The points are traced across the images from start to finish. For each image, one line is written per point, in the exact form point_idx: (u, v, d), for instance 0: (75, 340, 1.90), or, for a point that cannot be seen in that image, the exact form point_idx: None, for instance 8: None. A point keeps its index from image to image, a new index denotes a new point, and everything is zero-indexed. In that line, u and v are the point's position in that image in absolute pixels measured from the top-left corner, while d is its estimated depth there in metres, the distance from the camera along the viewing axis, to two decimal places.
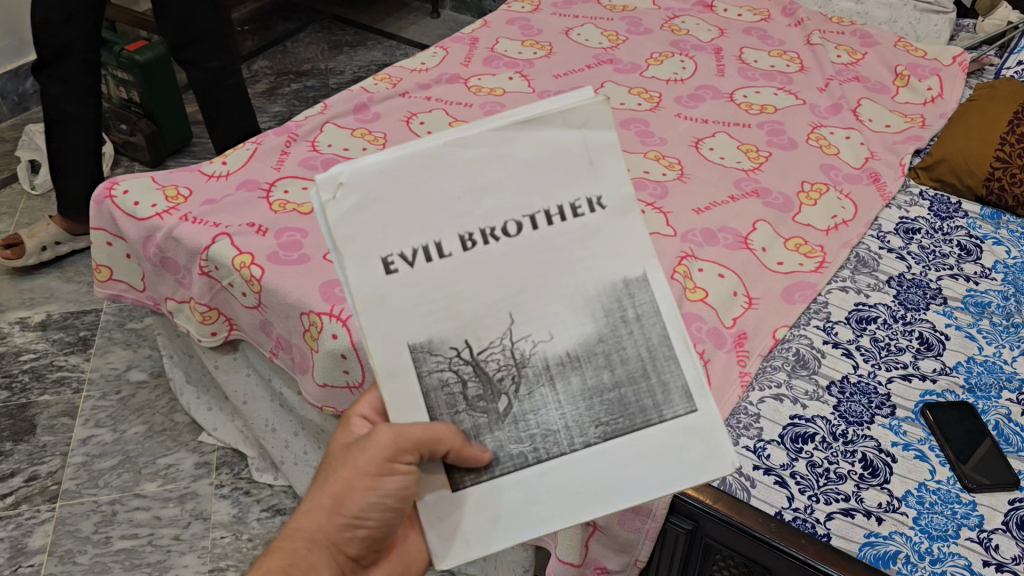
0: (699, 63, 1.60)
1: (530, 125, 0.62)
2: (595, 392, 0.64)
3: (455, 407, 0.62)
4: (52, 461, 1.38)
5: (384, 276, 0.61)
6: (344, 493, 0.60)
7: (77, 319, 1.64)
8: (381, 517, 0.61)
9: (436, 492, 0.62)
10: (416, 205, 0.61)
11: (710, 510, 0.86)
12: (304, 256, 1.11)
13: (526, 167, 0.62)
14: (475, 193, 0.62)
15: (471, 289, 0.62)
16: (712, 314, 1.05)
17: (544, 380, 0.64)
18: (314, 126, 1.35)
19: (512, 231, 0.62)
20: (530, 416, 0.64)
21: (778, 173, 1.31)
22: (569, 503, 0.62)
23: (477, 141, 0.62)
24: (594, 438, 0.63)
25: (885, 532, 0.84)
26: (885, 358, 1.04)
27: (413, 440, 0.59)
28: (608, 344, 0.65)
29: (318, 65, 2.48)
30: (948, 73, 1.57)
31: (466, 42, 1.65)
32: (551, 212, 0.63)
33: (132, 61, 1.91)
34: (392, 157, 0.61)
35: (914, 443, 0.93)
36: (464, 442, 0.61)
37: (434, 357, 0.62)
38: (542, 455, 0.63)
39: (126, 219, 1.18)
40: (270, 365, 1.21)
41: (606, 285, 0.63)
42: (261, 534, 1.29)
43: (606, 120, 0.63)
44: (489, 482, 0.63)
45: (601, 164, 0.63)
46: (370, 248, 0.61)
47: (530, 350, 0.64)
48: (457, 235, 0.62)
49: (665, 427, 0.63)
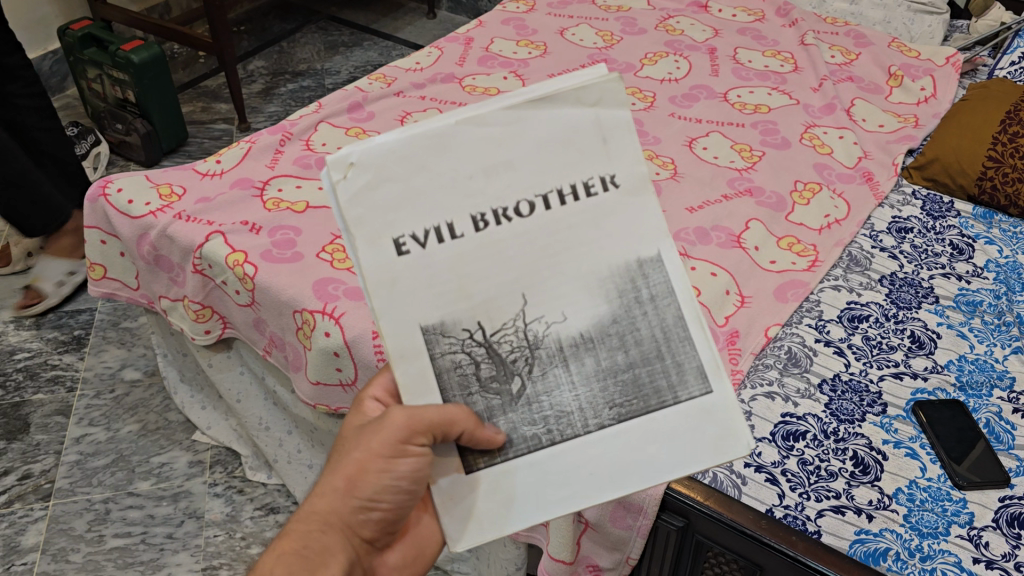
0: (694, 63, 1.60)
1: (542, 104, 0.64)
2: (609, 373, 0.67)
3: (468, 389, 0.64)
4: (46, 459, 1.37)
5: (396, 257, 0.62)
6: (356, 475, 0.62)
7: (71, 318, 1.64)
8: (394, 500, 0.63)
9: (450, 475, 0.64)
10: (428, 185, 0.62)
11: (701, 507, 0.85)
12: (298, 254, 1.11)
13: (538, 146, 0.63)
14: (487, 173, 0.63)
15: (483, 270, 0.63)
16: (705, 313, 1.05)
17: (558, 361, 0.66)
18: (308, 125, 1.35)
19: (524, 211, 0.63)
20: (543, 398, 0.66)
21: (770, 173, 1.32)
22: (583, 485, 0.64)
23: (489, 120, 0.63)
24: (608, 419, 0.66)
25: (876, 529, 0.84)
26: (877, 356, 1.04)
27: (429, 422, 0.61)
28: (621, 326, 0.67)
29: (314, 66, 2.48)
30: (942, 74, 1.58)
31: (461, 42, 1.65)
32: (563, 191, 0.64)
33: (127, 60, 1.90)
34: (404, 137, 0.62)
35: (905, 440, 0.93)
36: (477, 424, 0.63)
37: (447, 339, 0.63)
38: (556, 437, 0.65)
39: (120, 218, 1.18)
40: (264, 363, 1.21)
41: (621, 265, 0.65)
42: (254, 532, 1.29)
43: (620, 98, 0.64)
44: (503, 463, 0.64)
45: (613, 142, 0.64)
46: (381, 229, 0.62)
47: (543, 331, 0.65)
48: (468, 216, 0.63)
49: (679, 409, 0.65)
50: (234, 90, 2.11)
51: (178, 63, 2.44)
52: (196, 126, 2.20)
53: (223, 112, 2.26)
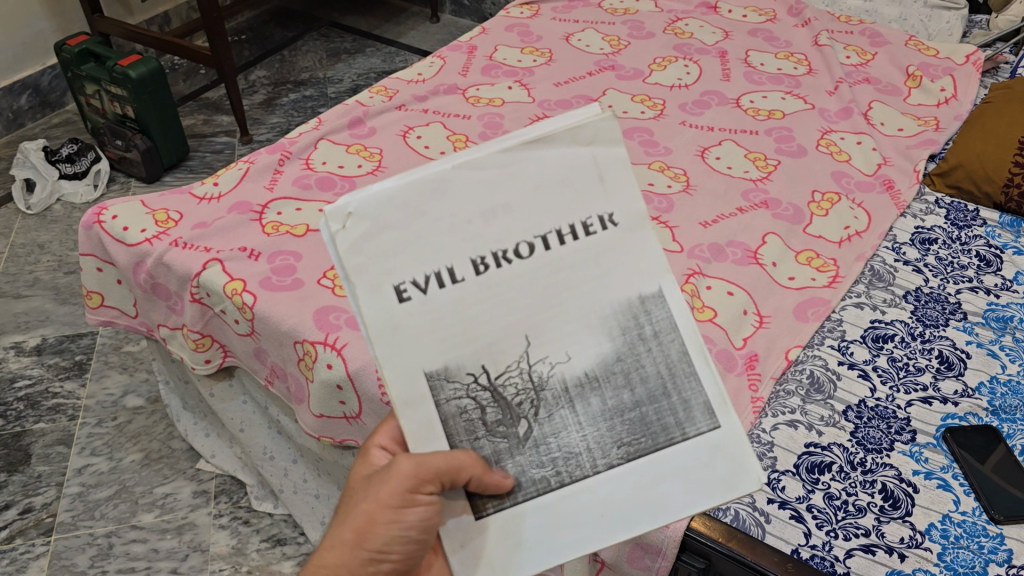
0: (704, 68, 1.55)
1: (539, 145, 0.61)
2: (616, 412, 0.64)
3: (475, 434, 0.62)
4: (47, 492, 1.35)
5: (397, 305, 0.60)
6: (365, 527, 0.61)
7: (72, 343, 1.61)
8: (404, 551, 0.62)
9: (457, 519, 0.62)
10: (425, 231, 0.61)
11: (723, 549, 0.81)
12: (298, 280, 1.08)
13: (534, 187, 0.62)
14: (485, 216, 0.61)
15: (486, 314, 0.61)
16: (722, 335, 1.01)
17: (564, 403, 0.64)
18: (308, 143, 1.31)
19: (525, 252, 0.62)
20: (551, 440, 0.64)
21: (787, 183, 1.27)
22: (593, 526, 0.62)
23: (485, 164, 0.61)
24: (616, 459, 0.63)
25: (909, 570, 0.80)
26: (904, 379, 0.99)
27: (435, 470, 0.59)
28: (626, 363, 0.65)
29: (317, 74, 2.45)
30: (962, 72, 1.53)
31: (464, 51, 1.60)
32: (562, 231, 0.62)
33: (124, 75, 1.87)
34: (400, 184, 0.61)
35: (937, 471, 0.89)
36: (486, 469, 0.61)
37: (451, 384, 0.61)
38: (565, 479, 0.63)
39: (115, 245, 1.14)
40: (267, 393, 1.18)
41: (623, 303, 0.63)
42: (261, 565, 1.26)
43: (615, 134, 0.62)
44: (512, 508, 0.62)
45: (611, 179, 0.62)
46: (381, 276, 0.60)
47: (548, 372, 0.64)
48: (469, 260, 0.61)
49: (688, 446, 0.63)
50: (235, 102, 2.07)
51: (179, 75, 2.41)
52: (198, 139, 2.17)
53: (225, 124, 2.23)
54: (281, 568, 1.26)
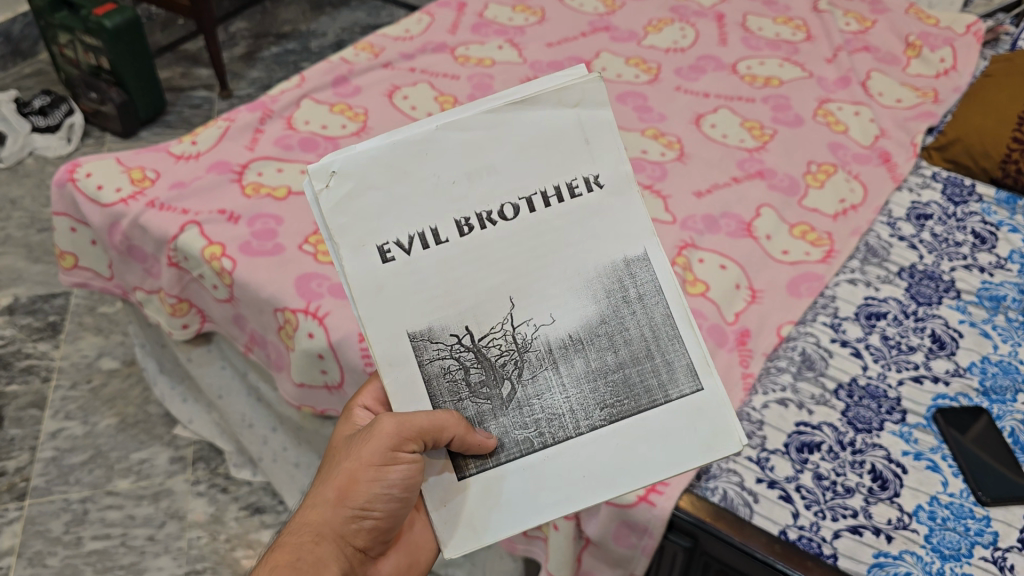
0: (701, 31, 1.51)
1: (524, 106, 0.63)
2: (599, 374, 0.64)
3: (458, 395, 0.63)
4: (20, 456, 1.32)
5: (382, 265, 0.62)
6: (348, 485, 0.62)
7: (45, 303, 1.57)
8: (387, 508, 0.63)
9: (438, 475, 0.64)
10: (411, 191, 0.62)
11: (710, 528, 0.80)
12: (279, 245, 1.04)
13: (520, 149, 0.63)
14: (470, 177, 0.63)
15: (469, 274, 0.63)
16: (713, 310, 0.99)
17: (547, 364, 0.64)
18: (290, 101, 1.26)
19: (509, 214, 0.63)
20: (534, 401, 0.63)
21: (783, 153, 1.24)
22: (576, 488, 0.62)
23: (472, 124, 0.62)
24: (599, 421, 0.63)
25: (895, 551, 0.79)
26: (896, 358, 0.98)
27: (419, 428, 0.60)
28: (610, 325, 0.64)
29: (299, 28, 2.37)
30: (962, 43, 1.50)
31: (453, 6, 1.54)
32: (547, 193, 0.64)
33: (99, 25, 1.78)
34: (384, 144, 0.62)
35: (926, 452, 0.88)
36: (468, 428, 0.61)
37: (435, 345, 0.62)
38: (548, 440, 0.63)
39: (89, 205, 1.10)
40: (245, 359, 1.15)
41: (608, 265, 0.64)
42: (239, 534, 1.24)
43: (601, 98, 0.64)
44: (495, 468, 0.63)
45: (597, 141, 0.64)
46: (364, 236, 0.62)
47: (531, 334, 0.63)
48: (453, 220, 0.62)
49: (670, 408, 0.63)
50: (215, 56, 2.00)
51: (155, 25, 2.28)
52: (175, 93, 2.11)
53: (204, 78, 2.16)
54: (260, 537, 1.24)
